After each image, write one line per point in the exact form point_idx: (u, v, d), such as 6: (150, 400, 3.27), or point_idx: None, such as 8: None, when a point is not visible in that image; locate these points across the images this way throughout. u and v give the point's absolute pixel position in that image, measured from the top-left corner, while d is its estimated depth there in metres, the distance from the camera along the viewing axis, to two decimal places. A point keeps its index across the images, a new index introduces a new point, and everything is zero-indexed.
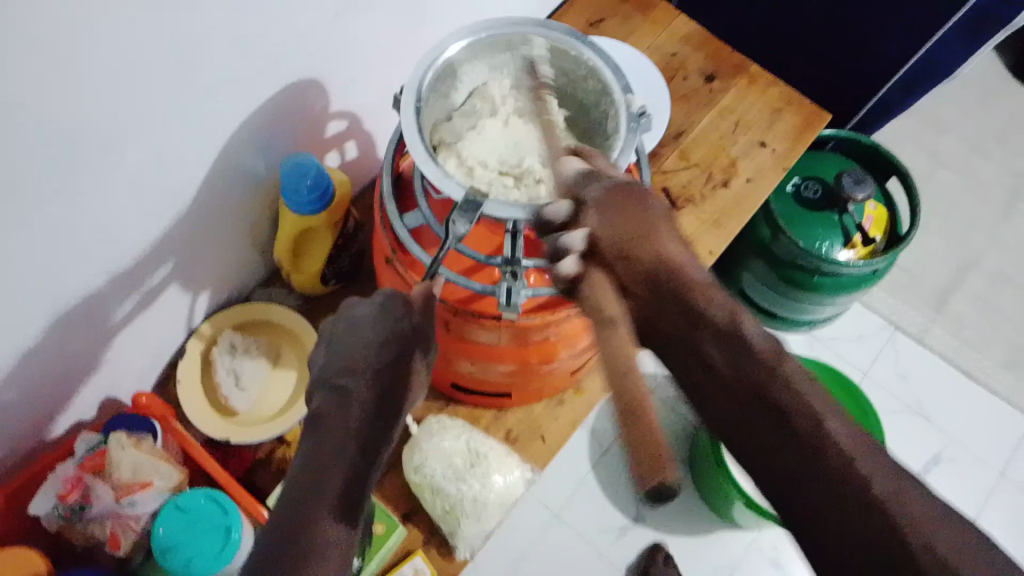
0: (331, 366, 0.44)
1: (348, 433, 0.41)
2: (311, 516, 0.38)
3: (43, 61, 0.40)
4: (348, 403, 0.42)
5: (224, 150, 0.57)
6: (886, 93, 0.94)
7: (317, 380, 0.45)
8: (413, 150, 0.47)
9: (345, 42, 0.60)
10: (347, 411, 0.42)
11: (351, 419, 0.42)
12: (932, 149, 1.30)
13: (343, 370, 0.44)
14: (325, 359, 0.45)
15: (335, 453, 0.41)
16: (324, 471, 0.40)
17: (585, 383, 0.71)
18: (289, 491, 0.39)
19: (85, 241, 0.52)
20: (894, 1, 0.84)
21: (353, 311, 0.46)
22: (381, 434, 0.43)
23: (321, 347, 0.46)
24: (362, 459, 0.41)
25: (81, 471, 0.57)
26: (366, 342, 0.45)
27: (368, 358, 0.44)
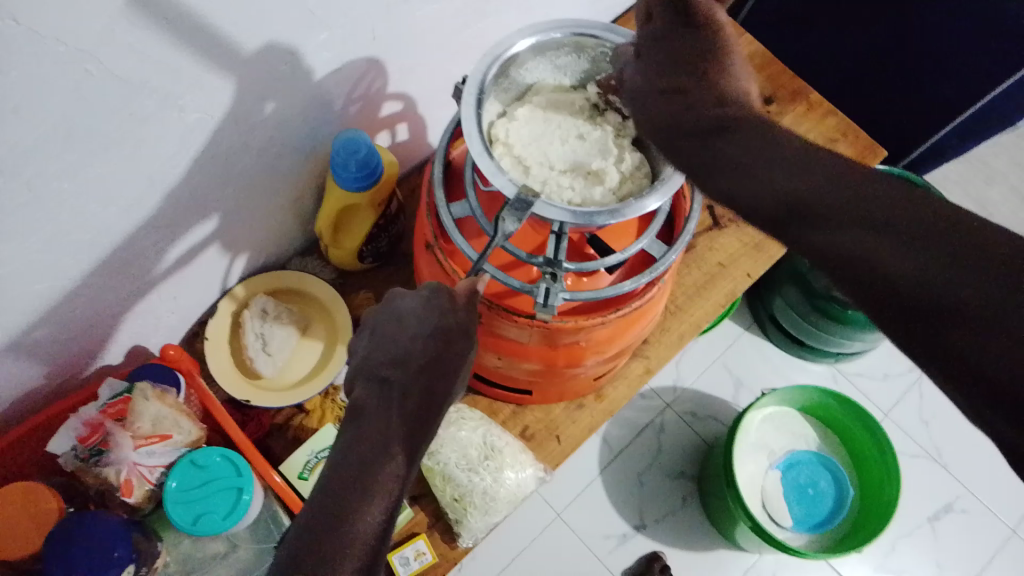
0: (375, 356, 0.44)
1: (387, 429, 0.41)
2: (346, 515, 0.38)
3: (118, 11, 0.41)
4: (388, 397, 0.43)
5: (279, 117, 0.58)
6: (945, 134, 0.93)
7: (360, 368, 0.45)
8: (470, 141, 0.47)
9: (411, 25, 0.60)
10: (388, 404, 0.42)
11: (385, 411, 0.42)
12: (981, 198, 1.27)
13: (387, 361, 0.44)
14: (368, 348, 0.45)
15: (381, 450, 0.40)
16: (361, 466, 0.40)
17: (606, 389, 0.71)
18: (328, 481, 0.40)
19: (135, 190, 0.52)
20: (965, 44, 0.82)
21: (400, 300, 0.46)
22: (418, 431, 0.42)
23: (364, 335, 0.46)
24: (402, 458, 0.41)
25: (104, 416, 0.58)
26: (406, 334, 0.45)
27: (410, 350, 0.44)
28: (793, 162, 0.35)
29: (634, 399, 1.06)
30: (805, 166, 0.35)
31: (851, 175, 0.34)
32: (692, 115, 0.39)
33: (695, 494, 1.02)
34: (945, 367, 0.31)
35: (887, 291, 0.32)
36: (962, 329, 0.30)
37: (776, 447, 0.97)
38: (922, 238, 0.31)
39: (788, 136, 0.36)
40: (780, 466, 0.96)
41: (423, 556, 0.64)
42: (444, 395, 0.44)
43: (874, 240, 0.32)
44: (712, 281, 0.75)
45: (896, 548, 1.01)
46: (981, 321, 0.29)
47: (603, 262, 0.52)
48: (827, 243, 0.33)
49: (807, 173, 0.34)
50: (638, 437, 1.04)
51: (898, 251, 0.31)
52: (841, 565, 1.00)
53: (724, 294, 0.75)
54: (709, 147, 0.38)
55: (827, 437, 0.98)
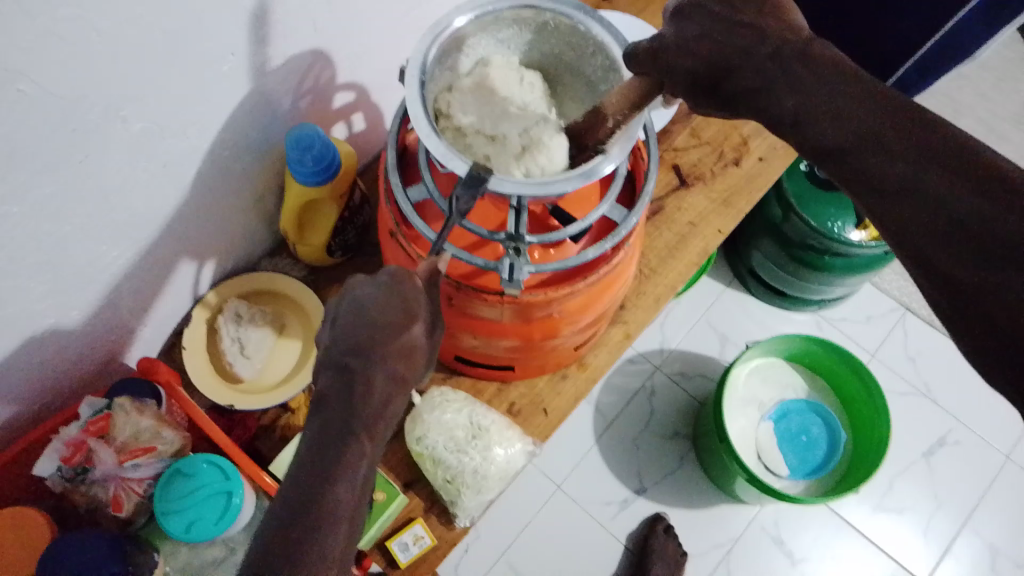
0: (336, 347, 0.44)
1: (352, 412, 0.42)
2: (314, 494, 0.38)
3: (44, 26, 0.40)
4: (351, 385, 0.43)
5: (231, 118, 0.57)
6: (907, 70, 0.93)
7: (323, 360, 0.44)
8: (416, 124, 0.46)
9: (353, 11, 0.60)
10: (351, 391, 0.42)
11: (351, 395, 0.42)
12: None
13: (348, 348, 0.44)
14: (329, 338, 0.45)
15: (347, 432, 0.41)
16: (330, 447, 0.40)
17: (588, 358, 0.72)
18: (295, 468, 0.40)
19: (90, 207, 0.52)
20: None
21: (356, 290, 0.46)
22: (384, 414, 0.43)
23: (326, 325, 0.46)
24: (367, 438, 0.42)
25: (85, 435, 0.57)
26: (366, 317, 0.44)
27: (374, 337, 0.44)
28: (821, 88, 0.39)
29: (622, 366, 1.06)
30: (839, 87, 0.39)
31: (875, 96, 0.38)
32: (742, 55, 0.42)
33: (691, 452, 1.03)
34: (933, 279, 0.34)
35: (879, 187, 0.36)
36: (959, 246, 0.33)
37: (765, 399, 0.98)
38: (932, 159, 0.35)
39: (830, 62, 0.40)
40: (772, 417, 0.97)
41: (422, 540, 0.65)
42: (409, 378, 0.45)
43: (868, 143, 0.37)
44: (683, 241, 0.76)
45: (894, 486, 1.03)
46: (996, 231, 0.33)
47: (565, 232, 0.53)
48: (835, 156, 0.38)
49: (834, 104, 0.38)
50: (629, 404, 1.05)
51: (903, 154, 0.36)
52: (840, 507, 1.02)
53: (696, 252, 0.75)
54: (734, 67, 0.42)
55: (816, 384, 0.99)
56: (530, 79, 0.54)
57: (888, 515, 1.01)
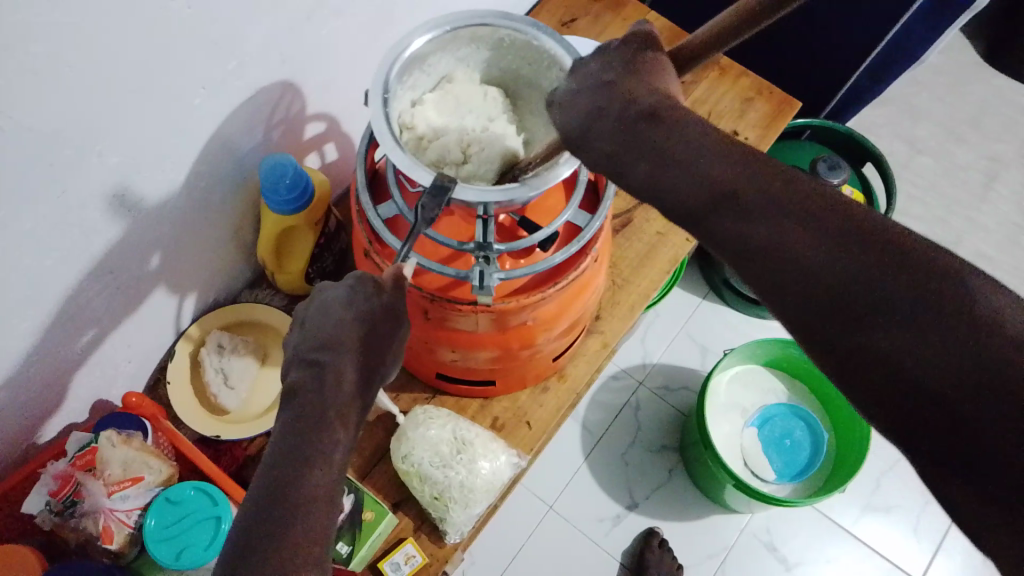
0: (305, 341, 0.45)
1: (326, 401, 0.42)
2: (292, 480, 0.40)
3: (18, 65, 0.42)
4: (321, 377, 0.43)
5: (204, 151, 0.59)
6: (857, 78, 0.96)
7: (293, 358, 0.45)
8: (380, 138, 0.49)
9: (320, 42, 0.62)
10: (323, 384, 0.43)
11: (323, 387, 0.43)
12: (909, 136, 1.29)
13: (315, 346, 0.45)
14: (298, 338, 0.46)
15: (321, 420, 0.42)
16: (305, 435, 0.41)
17: (567, 368, 0.73)
18: (273, 455, 0.41)
19: (70, 240, 0.53)
20: None
21: (323, 292, 0.47)
22: (354, 405, 0.44)
23: (295, 328, 0.47)
24: (341, 424, 0.43)
25: (73, 468, 0.58)
26: (334, 316, 0.46)
27: (339, 333, 0.45)
28: (768, 207, 0.32)
29: (606, 382, 1.08)
30: (793, 204, 0.32)
31: (835, 205, 0.32)
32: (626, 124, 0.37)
33: (680, 464, 1.03)
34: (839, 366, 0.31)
35: (850, 323, 0.30)
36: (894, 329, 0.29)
37: (748, 404, 0.99)
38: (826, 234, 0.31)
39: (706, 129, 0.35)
40: (755, 423, 0.98)
41: (413, 559, 0.65)
42: (376, 374, 0.47)
43: (845, 282, 0.30)
44: (652, 250, 0.78)
45: (881, 485, 1.04)
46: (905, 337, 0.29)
47: (533, 238, 0.54)
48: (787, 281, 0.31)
49: (705, 163, 0.34)
50: (615, 420, 1.06)
51: (890, 287, 0.29)
52: (830, 510, 1.03)
53: (666, 260, 0.77)
54: (678, 175, 0.34)
55: (796, 387, 1.01)
56: (493, 95, 0.57)
57: (877, 515, 1.02)
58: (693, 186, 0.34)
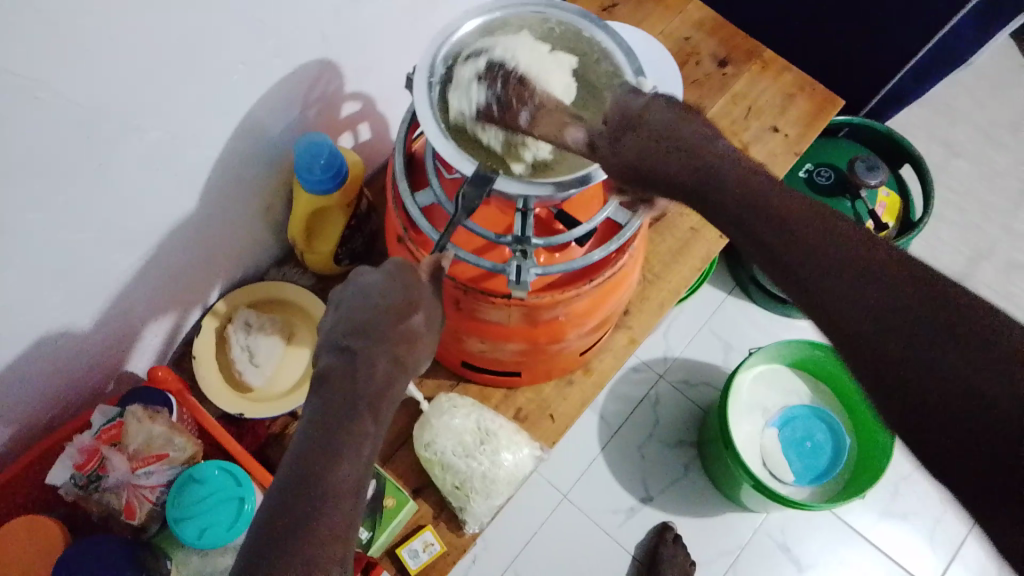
0: (339, 326, 0.45)
1: (356, 391, 0.42)
2: (319, 471, 0.39)
3: (63, 35, 0.41)
4: (352, 366, 0.43)
5: (240, 129, 0.58)
6: (902, 77, 0.94)
7: (326, 340, 0.46)
8: (426, 123, 0.48)
9: (361, 21, 0.61)
10: (354, 374, 0.43)
11: (354, 375, 0.43)
12: (947, 138, 1.26)
13: (348, 331, 0.45)
14: (333, 320, 0.46)
15: (350, 412, 0.42)
16: (333, 426, 0.41)
17: (594, 363, 0.72)
18: (298, 446, 0.41)
19: (104, 215, 0.53)
20: None
21: (360, 274, 0.47)
22: (386, 397, 0.43)
23: (331, 309, 0.47)
24: (371, 417, 0.42)
25: (98, 442, 0.58)
26: (369, 301, 0.45)
27: (373, 321, 0.45)
28: (829, 249, 0.33)
29: (626, 374, 1.07)
30: (859, 254, 0.32)
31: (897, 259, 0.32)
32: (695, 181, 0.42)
33: (697, 461, 1.03)
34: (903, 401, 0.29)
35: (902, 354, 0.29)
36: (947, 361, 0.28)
37: (770, 405, 0.98)
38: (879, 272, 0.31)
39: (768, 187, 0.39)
40: (777, 424, 0.97)
41: (432, 547, 0.65)
42: (409, 365, 0.46)
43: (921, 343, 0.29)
44: (686, 247, 0.77)
45: (899, 492, 1.03)
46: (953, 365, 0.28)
47: (572, 234, 0.54)
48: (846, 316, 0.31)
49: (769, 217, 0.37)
50: (634, 413, 1.05)
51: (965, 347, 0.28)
52: (846, 514, 1.02)
53: (699, 256, 0.76)
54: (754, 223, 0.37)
55: (819, 390, 0.99)
56: (562, 55, 0.50)
57: (894, 522, 1.02)
58: (771, 237, 0.36)
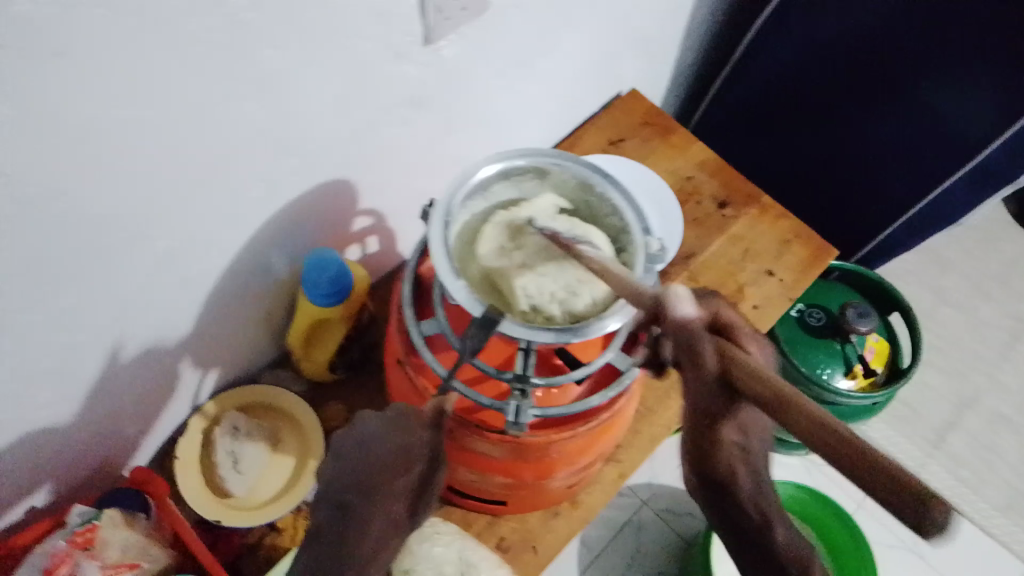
0: (336, 481, 0.48)
1: (346, 548, 0.46)
2: None
3: (94, 151, 0.43)
4: (347, 520, 0.46)
5: (251, 242, 0.60)
6: (892, 230, 0.98)
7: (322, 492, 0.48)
8: (437, 260, 0.49)
9: (381, 148, 0.63)
10: (345, 528, 0.46)
11: (345, 532, 0.46)
12: (935, 286, 1.29)
13: (346, 485, 0.48)
14: (332, 470, 0.49)
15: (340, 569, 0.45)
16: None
17: (582, 497, 0.71)
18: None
19: (105, 319, 0.53)
20: (904, 133, 0.88)
21: (363, 425, 0.50)
22: (377, 564, 0.47)
23: (329, 456, 0.50)
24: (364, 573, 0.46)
25: (72, 546, 0.58)
26: (370, 455, 0.49)
27: (373, 474, 0.48)
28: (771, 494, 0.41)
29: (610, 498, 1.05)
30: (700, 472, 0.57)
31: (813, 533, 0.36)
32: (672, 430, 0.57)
33: None
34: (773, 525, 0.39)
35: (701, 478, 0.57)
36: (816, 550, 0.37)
37: None
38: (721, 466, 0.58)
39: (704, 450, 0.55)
40: None
41: None
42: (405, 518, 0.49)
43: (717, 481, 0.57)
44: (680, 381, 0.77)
45: None
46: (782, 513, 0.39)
47: (572, 375, 0.54)
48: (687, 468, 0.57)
49: None
50: (616, 537, 1.03)
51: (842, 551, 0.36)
52: None
53: None
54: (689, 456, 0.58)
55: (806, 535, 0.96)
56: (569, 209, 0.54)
57: None
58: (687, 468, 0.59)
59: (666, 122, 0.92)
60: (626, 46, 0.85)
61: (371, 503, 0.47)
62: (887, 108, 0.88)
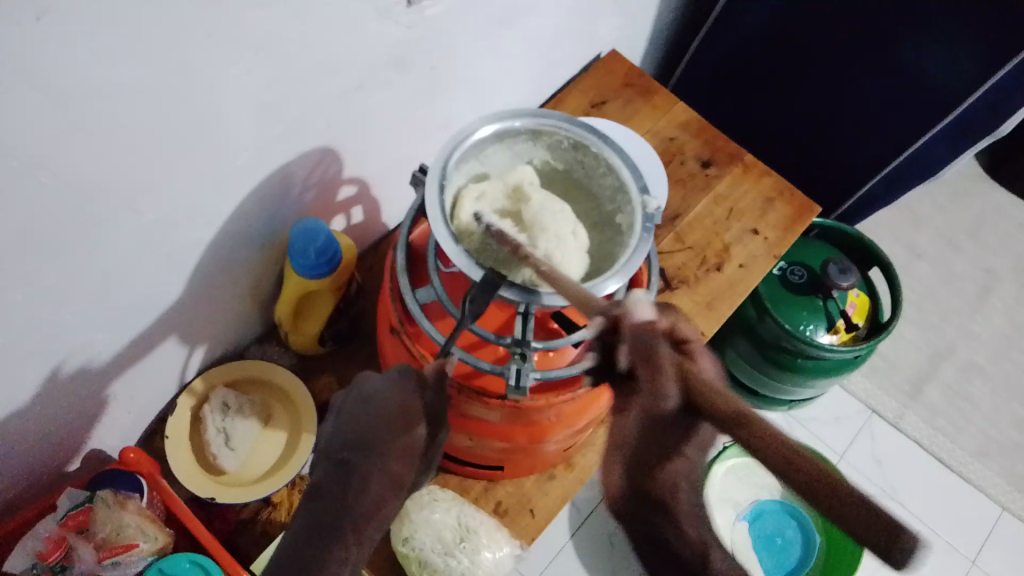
0: (335, 440, 0.47)
1: (345, 509, 0.44)
2: None
3: (72, 118, 0.41)
4: (346, 480, 0.45)
5: (236, 213, 0.58)
6: (872, 186, 0.99)
7: (322, 451, 0.47)
8: (435, 225, 0.48)
9: (365, 113, 0.62)
10: (343, 487, 0.45)
11: (345, 492, 0.44)
12: (909, 241, 1.31)
13: (345, 445, 0.46)
14: (332, 429, 0.48)
15: (332, 534, 0.43)
16: (315, 545, 0.43)
17: (576, 458, 0.71)
18: (285, 558, 0.43)
19: (89, 294, 0.52)
20: (884, 88, 0.88)
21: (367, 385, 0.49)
22: (381, 521, 0.46)
23: (330, 417, 0.49)
24: (356, 537, 0.44)
25: (64, 529, 0.57)
26: (371, 413, 0.48)
27: (376, 433, 0.47)
28: None
29: None
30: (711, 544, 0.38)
31: None
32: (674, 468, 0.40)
33: None
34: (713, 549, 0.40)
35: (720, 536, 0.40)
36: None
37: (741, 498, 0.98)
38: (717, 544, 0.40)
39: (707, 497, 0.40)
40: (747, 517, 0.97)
41: None
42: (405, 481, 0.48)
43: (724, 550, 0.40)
44: None
45: None
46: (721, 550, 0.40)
47: (570, 339, 0.54)
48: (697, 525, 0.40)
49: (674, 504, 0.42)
50: None
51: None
52: None
53: None
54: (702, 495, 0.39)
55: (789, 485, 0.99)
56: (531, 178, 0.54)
57: None
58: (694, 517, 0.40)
59: (647, 83, 0.92)
60: (607, 5, 0.84)
61: (371, 460, 0.46)
62: (867, 63, 0.88)
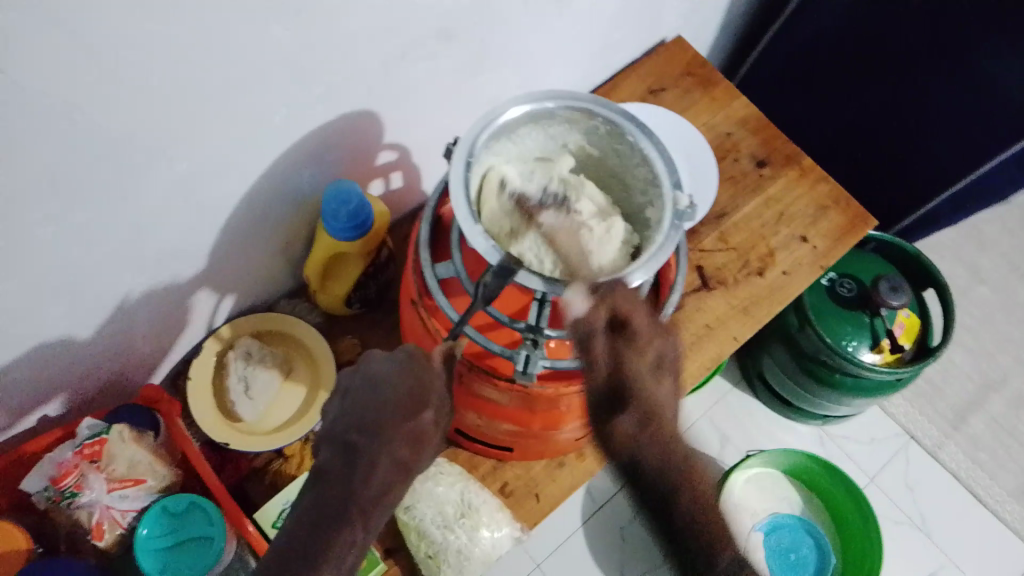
0: (341, 423, 0.47)
1: (348, 493, 0.45)
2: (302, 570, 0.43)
3: (108, 66, 0.42)
4: (352, 465, 0.46)
5: (272, 171, 0.59)
6: (937, 203, 0.93)
7: (327, 432, 0.48)
8: (455, 205, 0.47)
9: (409, 81, 0.61)
10: (350, 470, 0.46)
11: (350, 476, 0.46)
12: (975, 263, 1.25)
13: (350, 426, 0.47)
14: (338, 411, 0.48)
15: (335, 514, 0.45)
16: (320, 525, 0.44)
17: (588, 448, 0.70)
18: (291, 531, 0.45)
19: (121, 237, 0.53)
20: (961, 104, 0.83)
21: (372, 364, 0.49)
22: (380, 500, 0.47)
23: (337, 395, 0.49)
24: (359, 524, 0.45)
25: (79, 458, 0.58)
26: (375, 395, 0.48)
27: (378, 416, 0.47)
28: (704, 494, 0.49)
29: None
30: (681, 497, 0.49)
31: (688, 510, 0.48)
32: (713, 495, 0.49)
33: None
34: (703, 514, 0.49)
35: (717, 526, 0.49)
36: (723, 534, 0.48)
37: (759, 508, 0.95)
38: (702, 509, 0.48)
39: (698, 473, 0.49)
40: (762, 529, 0.94)
41: None
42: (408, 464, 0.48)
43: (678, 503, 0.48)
44: (698, 345, 0.75)
45: None
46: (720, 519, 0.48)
47: None
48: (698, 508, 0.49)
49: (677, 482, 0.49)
50: (621, 489, 1.03)
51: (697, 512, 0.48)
52: None
53: (709, 355, 0.75)
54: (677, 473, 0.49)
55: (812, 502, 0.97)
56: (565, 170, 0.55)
57: None
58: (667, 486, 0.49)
59: (710, 73, 0.88)
60: None
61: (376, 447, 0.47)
62: (945, 76, 0.83)
